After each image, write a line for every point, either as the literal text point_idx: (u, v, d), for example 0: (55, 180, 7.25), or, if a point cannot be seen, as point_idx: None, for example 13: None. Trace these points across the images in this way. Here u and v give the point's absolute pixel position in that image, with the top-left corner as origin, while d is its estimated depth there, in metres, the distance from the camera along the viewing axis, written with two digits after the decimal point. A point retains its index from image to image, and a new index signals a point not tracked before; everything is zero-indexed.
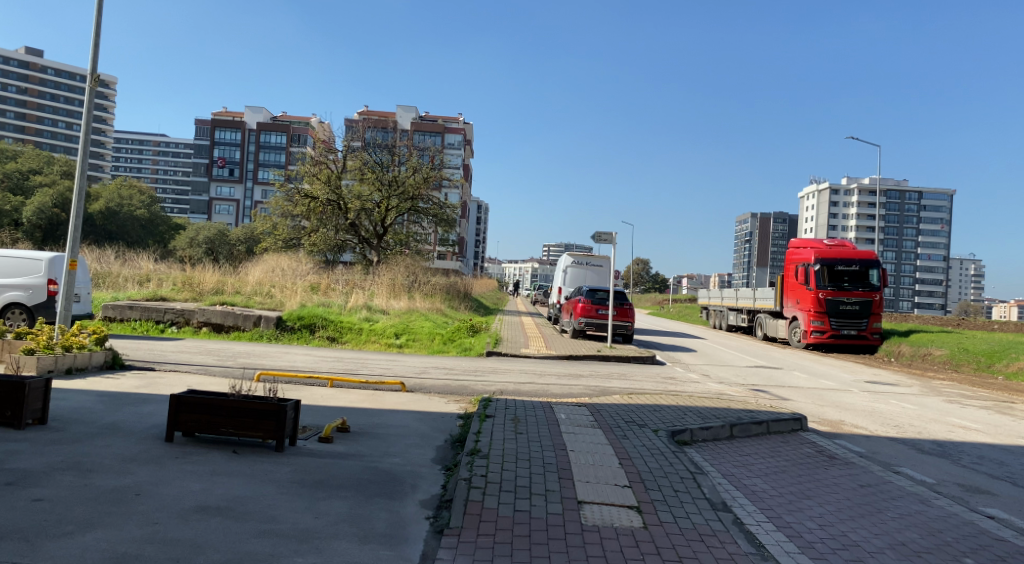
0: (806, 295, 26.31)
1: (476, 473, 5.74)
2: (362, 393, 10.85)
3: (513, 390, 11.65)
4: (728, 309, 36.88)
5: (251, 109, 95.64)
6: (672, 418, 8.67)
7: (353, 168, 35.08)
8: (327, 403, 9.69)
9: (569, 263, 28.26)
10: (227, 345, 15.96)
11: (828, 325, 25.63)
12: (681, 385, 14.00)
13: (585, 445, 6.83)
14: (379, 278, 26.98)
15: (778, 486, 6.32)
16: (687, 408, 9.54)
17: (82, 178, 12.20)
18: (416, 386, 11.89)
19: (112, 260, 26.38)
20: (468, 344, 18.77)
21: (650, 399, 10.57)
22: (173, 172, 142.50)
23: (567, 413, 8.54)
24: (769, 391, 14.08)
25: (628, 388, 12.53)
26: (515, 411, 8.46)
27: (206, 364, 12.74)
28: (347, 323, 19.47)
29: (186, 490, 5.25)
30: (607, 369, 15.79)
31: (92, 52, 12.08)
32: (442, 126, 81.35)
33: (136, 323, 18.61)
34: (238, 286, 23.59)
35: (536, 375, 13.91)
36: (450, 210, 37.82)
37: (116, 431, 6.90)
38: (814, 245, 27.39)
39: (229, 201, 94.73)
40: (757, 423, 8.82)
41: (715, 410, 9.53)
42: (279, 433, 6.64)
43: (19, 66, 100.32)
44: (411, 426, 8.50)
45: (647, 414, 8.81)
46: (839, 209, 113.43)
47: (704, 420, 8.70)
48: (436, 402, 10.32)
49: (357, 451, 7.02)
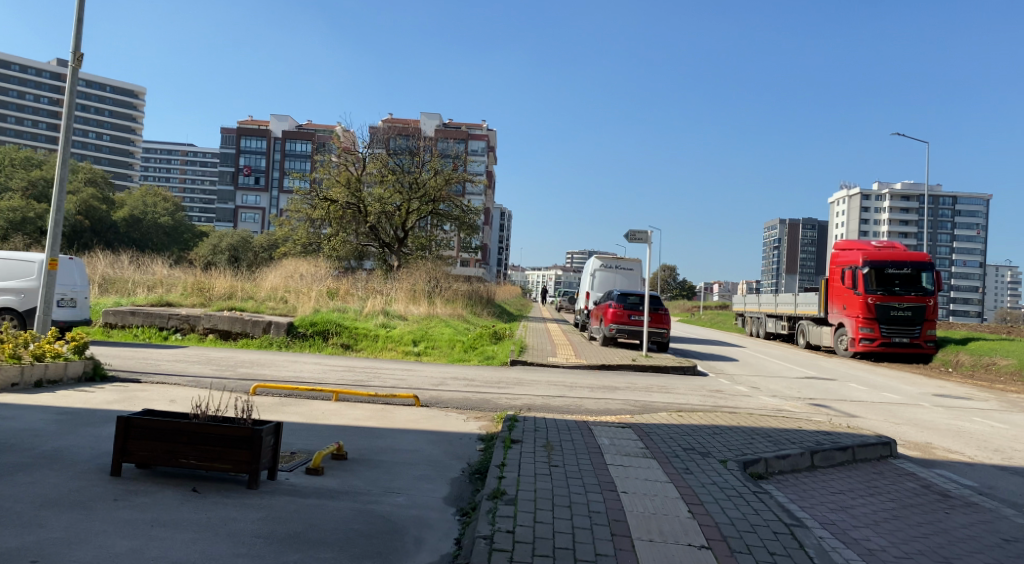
0: (853, 300, 24.48)
1: (500, 529, 4.25)
2: (369, 408, 9.43)
3: (542, 406, 10.18)
4: (766, 315, 34.99)
5: (277, 117, 95.81)
6: (738, 444, 7.17)
7: (373, 170, 33.79)
8: (325, 422, 8.28)
9: (597, 266, 26.70)
10: (230, 353, 14.74)
11: (878, 333, 23.79)
12: (730, 399, 12.41)
13: (638, 483, 5.33)
14: (400, 283, 25.75)
15: (899, 544, 4.77)
16: (751, 431, 7.99)
17: (64, 168, 10.91)
18: (432, 400, 10.44)
19: (126, 264, 25.33)
20: (492, 352, 17.35)
21: (702, 418, 9.02)
22: (200, 183, 143.89)
23: (610, 437, 7.04)
24: (832, 406, 12.41)
25: (673, 403, 10.96)
26: (547, 434, 6.98)
27: (200, 375, 11.43)
28: (362, 329, 18.11)
29: (106, 552, 3.86)
30: (646, 381, 14.21)
31: (74, 29, 10.98)
32: (465, 133, 79.99)
33: (139, 330, 17.52)
34: (252, 292, 22.43)
35: (566, 388, 12.39)
36: (474, 213, 36.45)
37: (53, 460, 5.53)
38: (862, 246, 25.54)
39: (254, 209, 95.05)
40: (841, 449, 7.29)
41: (785, 432, 7.98)
42: (254, 465, 5.27)
43: (51, 78, 101.26)
44: (422, 451, 7.08)
45: (706, 439, 7.32)
46: (870, 214, 110.01)
47: (777, 446, 7.18)
48: (453, 421, 8.84)
49: (351, 487, 5.60)
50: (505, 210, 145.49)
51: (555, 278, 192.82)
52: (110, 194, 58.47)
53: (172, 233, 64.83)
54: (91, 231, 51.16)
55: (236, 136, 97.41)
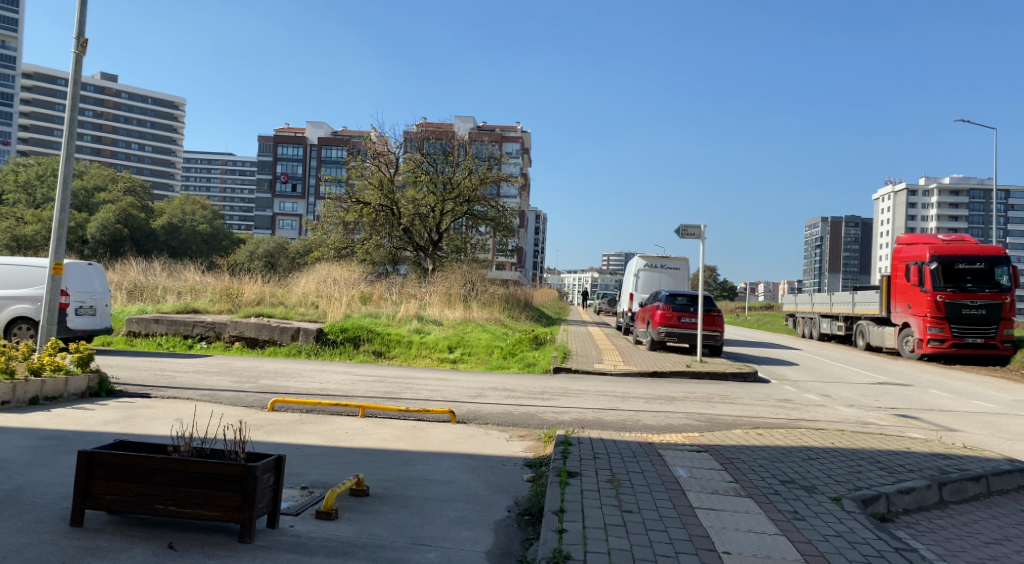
0: (919, 298, 22.67)
1: None
2: (399, 425, 8.28)
3: (595, 421, 8.96)
4: (820, 316, 33.14)
5: (313, 124, 96.17)
6: (844, 473, 5.85)
7: (406, 170, 32.98)
8: (347, 444, 7.17)
9: (640, 266, 25.37)
10: (255, 363, 13.79)
11: (949, 333, 21.93)
12: (804, 411, 11.02)
13: (741, 538, 4.09)
14: (434, 287, 24.66)
15: None
16: (853, 456, 6.62)
17: (66, 165, 9.97)
18: (471, 414, 9.28)
19: (157, 270, 24.78)
20: (532, 359, 16.12)
21: (786, 437, 7.66)
22: (239, 192, 146.20)
23: (688, 466, 5.77)
24: (922, 418, 10.90)
25: (742, 417, 9.62)
26: (611, 463, 5.73)
27: (218, 388, 10.46)
28: (395, 335, 17.10)
29: None
30: (705, 389, 12.87)
31: (76, 14, 10.14)
32: (499, 133, 79.21)
33: (163, 338, 16.74)
34: (282, 298, 21.69)
35: (619, 399, 11.11)
36: (510, 214, 35.18)
37: (8, 505, 4.49)
38: (926, 241, 23.69)
39: (292, 217, 95.68)
40: (973, 480, 5.91)
41: (894, 457, 6.61)
42: (247, 512, 4.16)
43: (96, 96, 104.48)
44: (460, 481, 5.93)
45: (803, 467, 6.01)
46: (917, 210, 106.26)
47: (893, 476, 5.83)
48: (494, 441, 7.66)
49: (372, 537, 4.45)
50: (539, 214, 144.34)
51: (591, 281, 191.20)
52: (148, 203, 58.95)
53: (210, 240, 65.28)
54: (131, 239, 51.57)
55: (272, 143, 98.04)
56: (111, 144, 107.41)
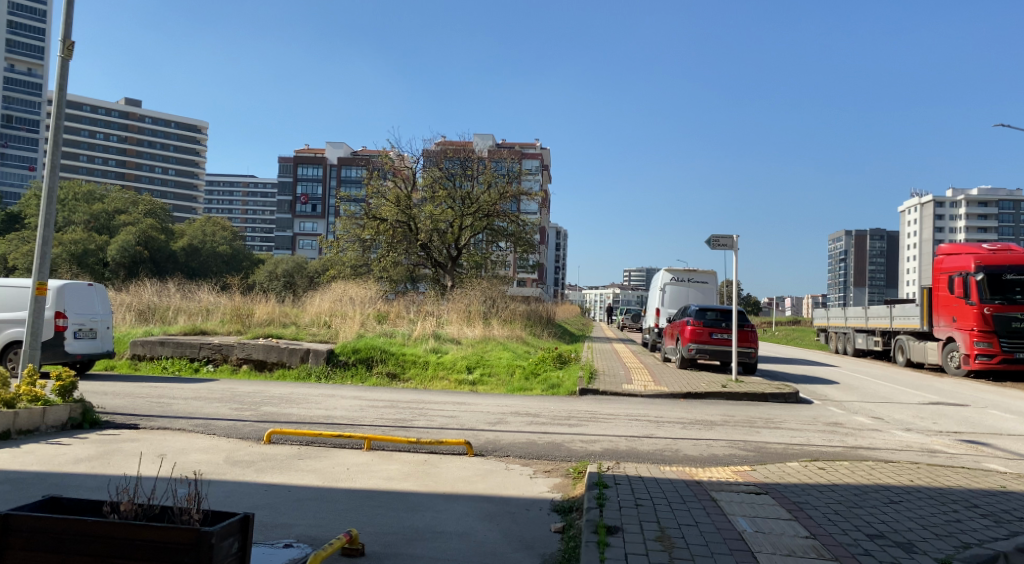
0: (964, 310, 21.35)
1: None
2: (408, 460, 7.33)
3: (628, 453, 7.95)
4: (854, 330, 31.72)
5: (333, 144, 96.52)
6: (942, 523, 4.79)
7: (423, 186, 32.30)
8: (347, 484, 6.24)
9: (666, 280, 24.29)
10: (261, 388, 12.93)
11: (997, 348, 20.54)
12: (860, 437, 9.90)
13: None
14: (453, 304, 23.76)
15: None
16: (943, 498, 5.54)
17: (52, 178, 9.23)
18: (489, 445, 8.30)
19: (171, 290, 24.20)
20: (556, 379, 15.09)
21: (853, 472, 6.59)
22: (261, 214, 147.40)
23: (749, 516, 4.75)
24: (994, 445, 9.73)
25: (794, 446, 8.54)
26: (656, 514, 4.72)
27: (214, 417, 9.61)
28: (410, 356, 16.21)
29: None
30: (747, 413, 11.75)
31: (64, 16, 9.47)
32: (518, 150, 78.62)
33: (168, 361, 15.99)
34: (295, 317, 20.95)
35: (654, 425, 10.07)
36: (530, 229, 34.30)
37: None
38: (970, 251, 22.36)
39: (313, 236, 96.00)
40: None
41: (993, 499, 5.54)
42: None
43: (121, 121, 106.19)
44: (474, 532, 4.99)
45: (889, 514, 4.97)
46: (943, 222, 103.68)
47: (1004, 527, 4.75)
48: (515, 478, 6.70)
49: None
50: (558, 231, 143.61)
51: (612, 297, 189.48)
52: (168, 225, 59.04)
53: (230, 261, 65.22)
54: (151, 261, 51.39)
55: (293, 164, 98.50)
56: (136, 168, 108.52)
